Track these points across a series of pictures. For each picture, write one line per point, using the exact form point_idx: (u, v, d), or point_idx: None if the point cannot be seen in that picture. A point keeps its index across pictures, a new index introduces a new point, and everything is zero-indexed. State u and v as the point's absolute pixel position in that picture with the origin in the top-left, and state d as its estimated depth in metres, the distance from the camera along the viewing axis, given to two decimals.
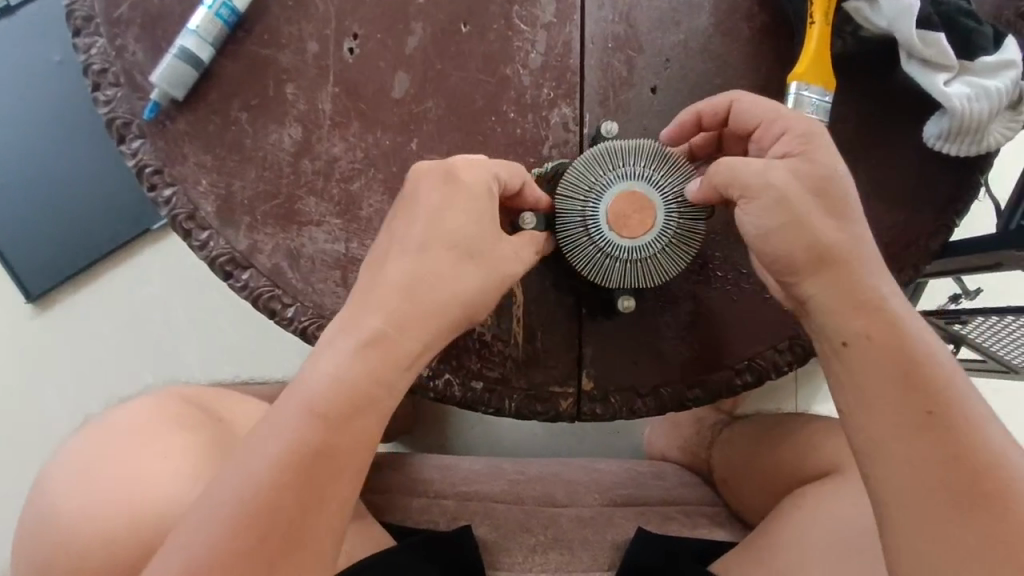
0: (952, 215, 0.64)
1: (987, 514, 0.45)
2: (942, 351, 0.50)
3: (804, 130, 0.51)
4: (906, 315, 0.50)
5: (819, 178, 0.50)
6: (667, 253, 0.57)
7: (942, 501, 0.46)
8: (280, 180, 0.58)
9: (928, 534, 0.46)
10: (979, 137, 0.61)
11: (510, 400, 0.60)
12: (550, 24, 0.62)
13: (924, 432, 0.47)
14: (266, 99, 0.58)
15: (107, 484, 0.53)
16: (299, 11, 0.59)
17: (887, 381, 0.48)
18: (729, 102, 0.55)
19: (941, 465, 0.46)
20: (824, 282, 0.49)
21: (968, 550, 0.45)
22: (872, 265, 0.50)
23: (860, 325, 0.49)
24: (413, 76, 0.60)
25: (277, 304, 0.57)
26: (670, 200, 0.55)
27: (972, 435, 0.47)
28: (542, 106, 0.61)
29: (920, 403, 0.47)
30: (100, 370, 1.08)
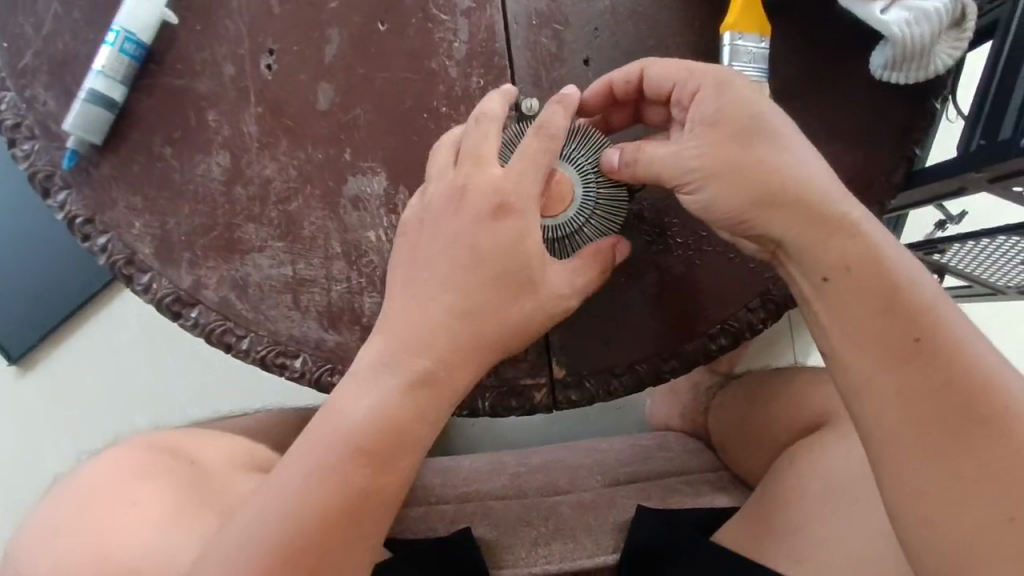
0: (911, 145, 0.62)
1: (982, 441, 0.44)
2: (927, 276, 0.48)
3: (718, 82, 0.49)
4: (884, 240, 0.48)
5: (745, 124, 0.48)
6: (592, 226, 0.54)
7: (936, 431, 0.44)
8: (215, 211, 0.56)
9: (924, 467, 0.44)
10: (924, 61, 0.59)
11: (483, 399, 0.59)
12: (470, 9, 0.60)
13: (913, 362, 0.45)
14: (188, 130, 0.57)
15: (65, 542, 0.49)
16: (209, 34, 0.57)
17: (872, 311, 0.46)
18: (640, 70, 0.53)
19: (933, 395, 0.45)
20: (792, 217, 0.48)
21: (965, 479, 0.44)
22: (838, 194, 0.48)
23: (835, 257, 0.47)
24: (337, 85, 0.58)
25: (231, 337, 0.56)
26: (584, 171, 0.53)
27: (964, 358, 0.45)
28: (474, 95, 0.59)
29: (906, 331, 0.45)
30: (92, 419, 1.07)
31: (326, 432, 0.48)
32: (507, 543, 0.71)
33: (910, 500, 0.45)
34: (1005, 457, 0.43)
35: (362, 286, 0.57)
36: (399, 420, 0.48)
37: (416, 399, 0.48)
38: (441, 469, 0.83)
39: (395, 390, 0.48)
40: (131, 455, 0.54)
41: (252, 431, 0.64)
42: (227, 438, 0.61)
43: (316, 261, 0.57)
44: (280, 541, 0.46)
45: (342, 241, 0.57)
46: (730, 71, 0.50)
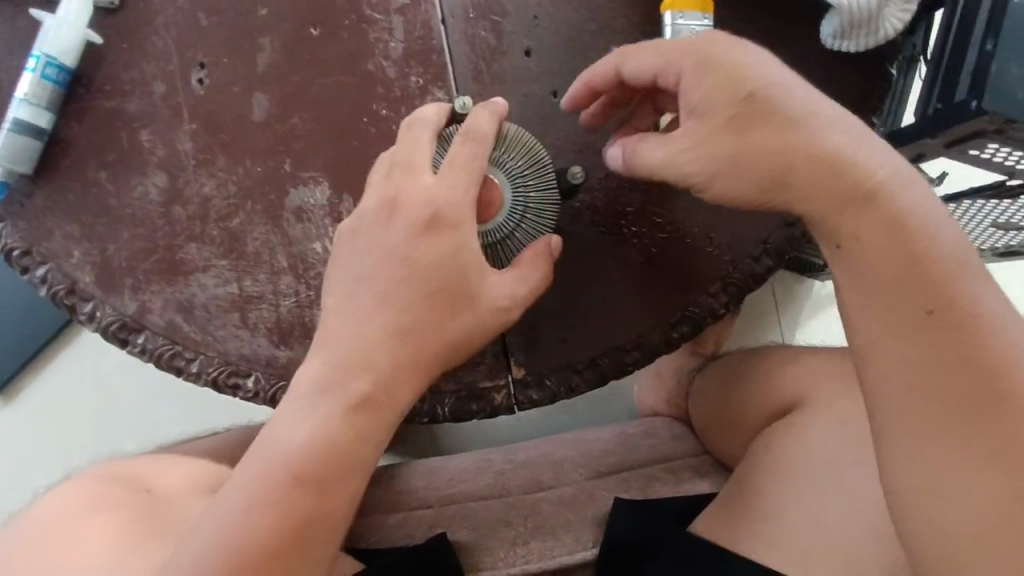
0: (869, 113, 0.60)
1: (995, 419, 0.41)
2: (958, 241, 0.44)
3: (698, 65, 0.46)
4: (911, 204, 0.44)
5: (747, 96, 0.45)
6: (524, 230, 0.52)
7: (947, 406, 0.41)
8: (155, 234, 0.55)
9: (926, 443, 0.42)
10: (874, 27, 0.57)
11: (442, 404, 0.58)
12: (404, 6, 0.58)
13: (925, 334, 0.42)
14: (121, 153, 0.55)
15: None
16: (135, 53, 0.56)
17: (887, 279, 0.43)
18: (616, 66, 0.50)
19: (948, 369, 0.41)
20: (805, 182, 0.45)
21: (972, 457, 0.41)
22: (864, 158, 0.45)
23: (849, 223, 0.45)
24: (272, 95, 0.57)
25: (181, 361, 0.55)
26: (515, 176, 0.52)
27: (989, 337, 0.41)
28: (414, 95, 0.57)
29: (921, 301, 0.42)
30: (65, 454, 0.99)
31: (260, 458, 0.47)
32: (486, 545, 0.71)
33: (910, 477, 0.42)
34: (1016, 437, 0.40)
35: (311, 299, 0.55)
36: (336, 438, 0.47)
37: (352, 412, 0.48)
38: (425, 472, 0.82)
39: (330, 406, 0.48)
40: (95, 491, 0.55)
41: (217, 454, 0.64)
42: (194, 462, 0.61)
43: (262, 277, 0.55)
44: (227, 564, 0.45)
45: (288, 255, 0.56)
46: (725, 44, 0.46)
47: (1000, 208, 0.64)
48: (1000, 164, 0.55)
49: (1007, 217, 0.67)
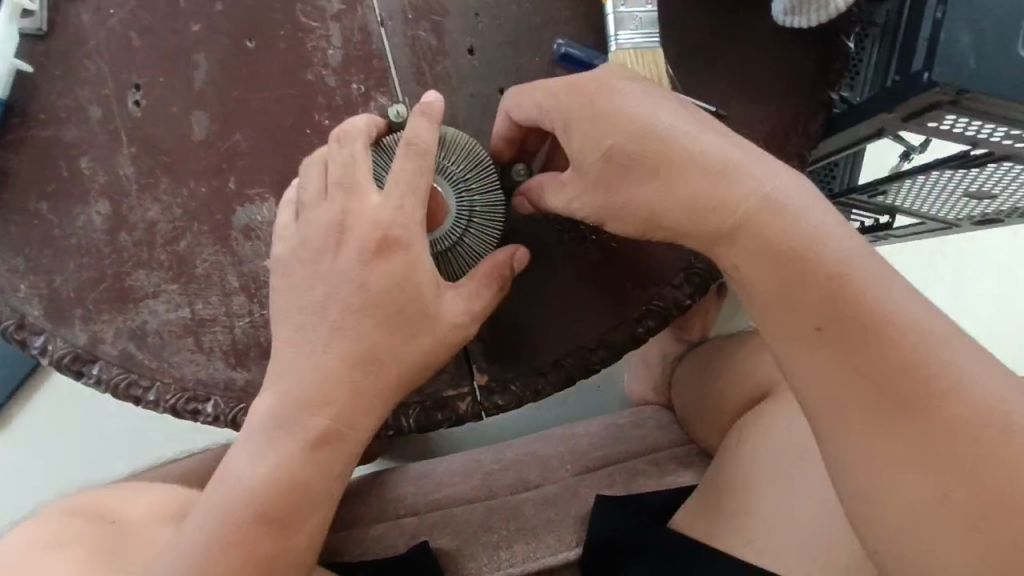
0: (826, 88, 0.58)
1: (908, 421, 0.39)
2: (845, 247, 0.42)
3: (571, 108, 0.46)
4: (790, 219, 0.43)
5: (621, 131, 0.45)
6: (472, 235, 0.51)
7: (858, 416, 0.40)
8: (102, 262, 0.54)
9: (852, 452, 0.40)
10: (823, 2, 0.54)
11: (407, 415, 0.57)
12: (340, 12, 0.56)
13: (821, 350, 0.42)
14: (62, 182, 0.55)
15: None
16: (69, 79, 0.55)
17: (777, 302, 0.43)
18: (508, 119, 0.51)
19: (847, 381, 0.40)
20: (681, 208, 0.45)
21: (895, 462, 0.39)
22: (745, 176, 0.44)
23: (730, 255, 0.45)
24: (211, 112, 0.55)
25: (138, 390, 0.54)
26: (458, 181, 0.50)
27: (894, 340, 0.40)
28: (357, 103, 0.56)
29: (811, 319, 0.42)
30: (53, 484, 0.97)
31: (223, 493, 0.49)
32: (469, 551, 0.71)
33: (848, 486, 0.41)
34: (935, 435, 0.38)
35: (264, 318, 0.54)
36: (296, 472, 0.49)
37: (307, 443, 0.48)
38: (415, 476, 0.82)
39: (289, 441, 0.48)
40: (60, 522, 0.55)
41: (188, 479, 0.64)
42: (166, 487, 0.62)
43: (214, 299, 0.54)
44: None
45: (238, 274, 0.55)
46: (578, 89, 0.46)
47: (970, 176, 0.64)
48: (962, 135, 0.55)
49: (979, 185, 0.67)
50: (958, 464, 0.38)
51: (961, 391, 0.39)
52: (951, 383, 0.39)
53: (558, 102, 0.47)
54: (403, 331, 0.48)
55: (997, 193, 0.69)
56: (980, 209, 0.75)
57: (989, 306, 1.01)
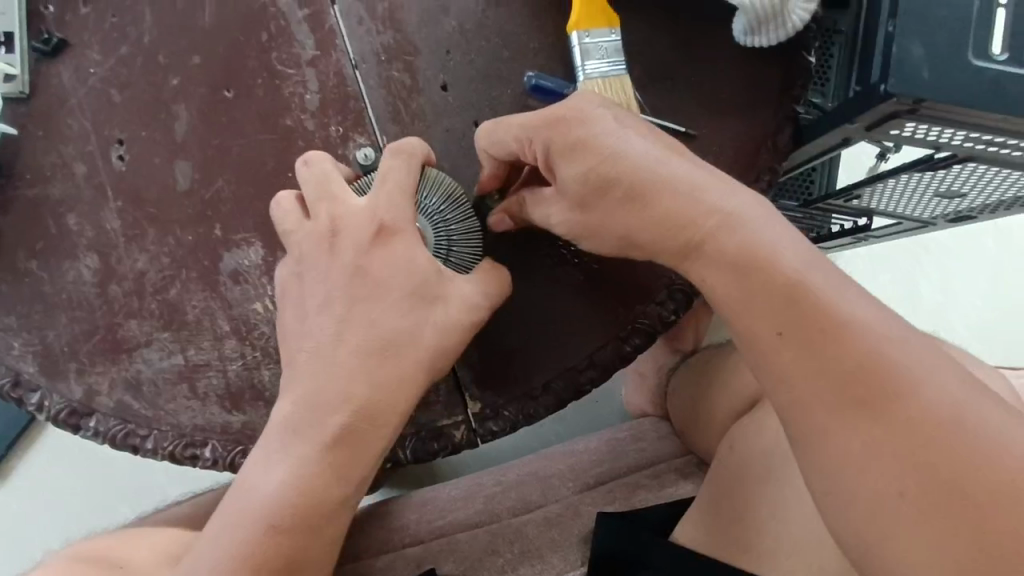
0: (791, 103, 0.59)
1: (864, 418, 0.40)
2: (804, 256, 0.44)
3: (547, 145, 0.47)
4: (747, 232, 0.44)
5: (596, 163, 0.46)
6: (455, 263, 0.52)
7: (819, 415, 0.41)
8: (94, 315, 0.55)
9: (814, 450, 0.41)
10: (781, 20, 0.56)
11: (404, 448, 0.57)
12: (314, 58, 0.58)
13: (782, 353, 0.42)
14: (50, 239, 0.56)
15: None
16: (54, 139, 0.57)
17: (741, 309, 0.44)
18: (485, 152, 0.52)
19: (808, 382, 0.41)
20: (649, 229, 0.46)
21: (854, 458, 0.40)
22: (703, 192, 0.45)
23: (694, 269, 0.47)
24: (193, 162, 0.57)
25: (136, 439, 0.54)
26: (433, 214, 0.52)
27: (854, 343, 0.41)
28: (336, 144, 0.58)
29: (772, 325, 0.43)
30: (55, 534, 0.97)
31: (241, 504, 0.49)
32: None
33: (820, 485, 0.41)
34: (892, 430, 0.39)
35: (257, 360, 0.55)
36: (321, 498, 0.49)
37: (305, 482, 0.49)
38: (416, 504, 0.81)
39: (307, 446, 0.49)
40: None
41: (188, 521, 0.64)
42: (166, 530, 0.62)
43: (206, 344, 0.55)
44: None
45: (229, 318, 0.55)
46: (559, 127, 0.47)
47: (939, 177, 0.66)
48: (925, 140, 0.57)
49: (947, 186, 0.69)
50: (916, 459, 0.38)
51: (915, 387, 0.39)
52: (910, 379, 0.39)
53: (531, 133, 0.48)
54: (396, 348, 0.49)
55: (967, 192, 0.71)
56: (952, 208, 0.77)
57: (977, 300, 1.03)
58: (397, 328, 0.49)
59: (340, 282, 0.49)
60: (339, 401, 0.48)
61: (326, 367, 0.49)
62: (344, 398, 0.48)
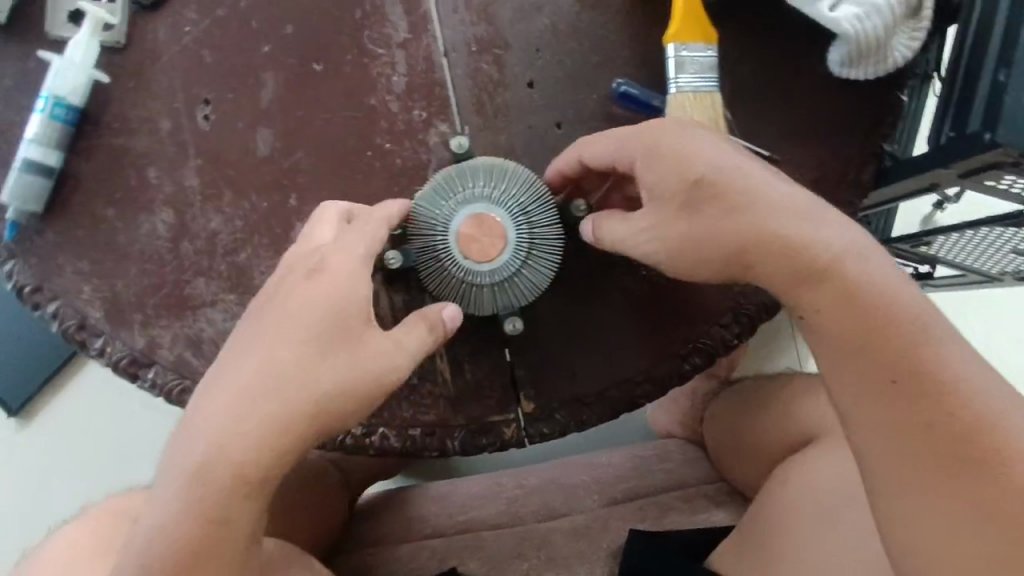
0: (879, 139, 0.59)
1: (972, 480, 0.40)
2: (915, 304, 0.44)
3: (646, 152, 0.48)
4: (862, 273, 0.44)
5: (693, 171, 0.46)
6: (530, 268, 0.52)
7: (924, 469, 0.41)
8: (163, 269, 0.55)
9: (901, 504, 0.42)
10: (881, 56, 0.56)
11: (452, 439, 0.57)
12: (406, 40, 0.58)
13: (897, 399, 0.42)
14: (129, 190, 0.56)
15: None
16: (141, 92, 0.57)
17: (853, 348, 0.44)
18: (576, 159, 0.51)
19: (919, 434, 0.42)
20: (759, 261, 0.46)
21: (957, 517, 0.40)
22: (821, 227, 0.45)
23: (812, 294, 0.45)
24: (275, 131, 0.57)
25: (190, 396, 0.55)
26: (516, 213, 0.51)
27: (957, 400, 0.41)
28: (418, 129, 0.57)
29: (889, 369, 0.43)
30: (80, 480, 0.98)
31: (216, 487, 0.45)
32: None
33: (902, 535, 0.42)
34: (999, 495, 0.40)
35: None
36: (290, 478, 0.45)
37: None
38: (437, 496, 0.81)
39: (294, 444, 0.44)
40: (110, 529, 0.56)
41: None
42: None
43: None
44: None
45: None
46: (658, 145, 0.47)
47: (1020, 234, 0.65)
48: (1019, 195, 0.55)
49: None
50: (1006, 523, 0.40)
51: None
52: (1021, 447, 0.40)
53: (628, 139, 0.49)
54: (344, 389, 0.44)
55: None
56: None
57: None
58: (342, 370, 0.44)
59: (267, 316, 0.45)
60: (241, 447, 0.43)
61: (228, 411, 0.43)
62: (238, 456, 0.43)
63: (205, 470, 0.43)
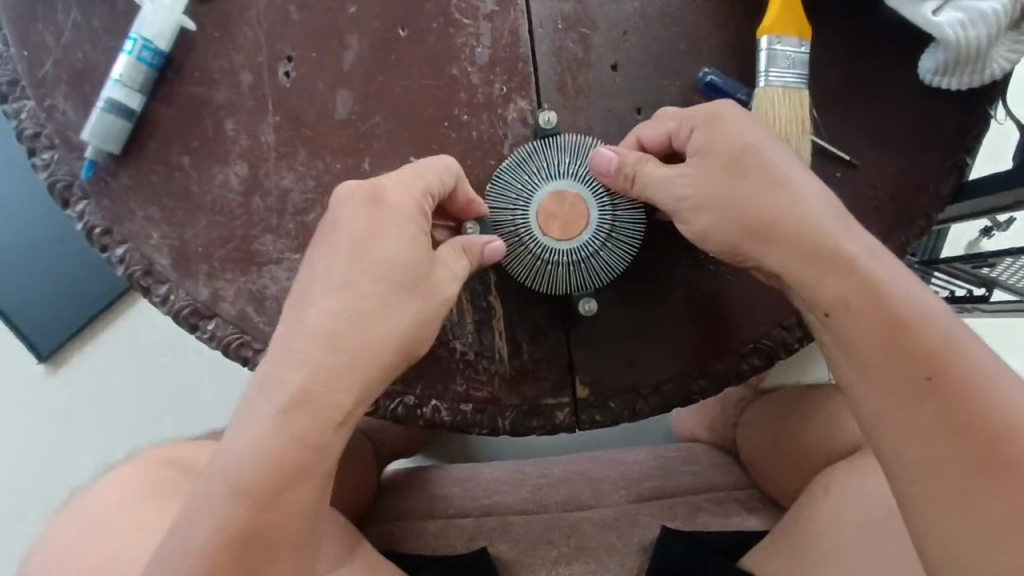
0: (963, 152, 0.57)
1: (1003, 481, 0.41)
2: (932, 306, 0.45)
3: (708, 121, 0.49)
4: (884, 273, 0.45)
5: (733, 150, 0.48)
6: (607, 250, 0.55)
7: (959, 470, 0.42)
8: (233, 222, 0.55)
9: (937, 506, 0.42)
10: (980, 65, 0.55)
11: (503, 418, 0.57)
12: (493, 13, 0.57)
13: (926, 401, 0.43)
14: (206, 139, 0.56)
15: (90, 548, 0.53)
16: (226, 42, 0.56)
17: (881, 350, 0.44)
18: (638, 137, 0.53)
19: (951, 437, 0.42)
20: (788, 257, 0.47)
21: (991, 520, 0.41)
22: (841, 227, 0.47)
23: (840, 294, 0.46)
24: (355, 93, 0.57)
25: (249, 351, 0.55)
26: (599, 193, 0.54)
27: (984, 398, 0.43)
28: (497, 103, 0.57)
29: (918, 370, 0.43)
30: (108, 430, 0.99)
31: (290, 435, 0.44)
32: (526, 562, 0.70)
33: (939, 538, 0.42)
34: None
35: None
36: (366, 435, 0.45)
37: None
38: (466, 476, 0.81)
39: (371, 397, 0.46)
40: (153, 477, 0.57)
41: None
42: None
43: None
44: (208, 545, 0.43)
45: None
46: (726, 128, 0.48)
47: None
48: None
49: None
50: None
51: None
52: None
53: (691, 116, 0.50)
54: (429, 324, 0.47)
55: None
56: None
57: None
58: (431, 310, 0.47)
59: (338, 248, 0.46)
60: (331, 373, 0.44)
61: (312, 343, 0.44)
62: (324, 384, 0.44)
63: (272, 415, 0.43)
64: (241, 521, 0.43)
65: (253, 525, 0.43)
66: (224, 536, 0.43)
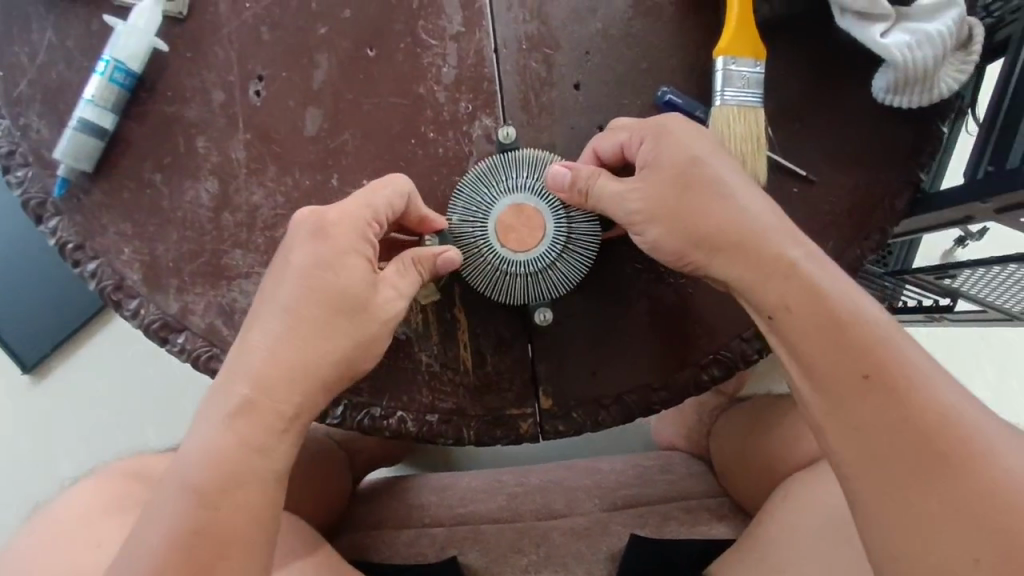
0: (916, 168, 0.59)
1: (944, 476, 0.42)
2: (872, 307, 0.46)
3: (654, 135, 0.51)
4: (822, 276, 0.47)
5: (678, 162, 0.49)
6: (564, 262, 0.56)
7: (899, 466, 0.43)
8: (203, 237, 0.57)
9: (879, 501, 0.43)
10: (929, 85, 0.57)
11: (468, 428, 0.58)
12: (459, 34, 0.59)
13: (865, 398, 0.44)
14: (178, 157, 0.57)
15: (56, 556, 0.54)
16: (198, 62, 0.58)
17: (823, 349, 0.45)
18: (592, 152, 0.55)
19: (890, 434, 0.43)
20: (732, 260, 0.49)
21: (930, 517, 0.42)
22: (781, 231, 0.48)
23: (782, 296, 0.47)
24: (325, 111, 0.58)
25: (218, 363, 0.56)
26: (556, 207, 0.55)
27: (923, 396, 0.43)
28: (462, 121, 0.58)
29: (857, 368, 0.44)
30: (89, 440, 1.00)
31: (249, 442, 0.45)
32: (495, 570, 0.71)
33: (881, 533, 0.43)
34: (968, 493, 0.41)
35: None
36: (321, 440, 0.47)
37: None
38: (441, 485, 0.82)
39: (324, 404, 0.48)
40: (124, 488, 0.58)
41: None
42: None
43: None
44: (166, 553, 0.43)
45: None
46: (671, 141, 0.50)
47: None
48: None
49: None
50: (976, 514, 0.41)
51: (993, 451, 0.42)
52: (987, 447, 0.42)
53: (639, 129, 0.52)
54: (371, 340, 0.48)
55: None
56: None
57: None
58: (379, 323, 0.49)
59: (283, 276, 0.47)
60: (273, 386, 0.46)
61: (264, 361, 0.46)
62: (267, 396, 0.46)
63: (236, 421, 0.45)
64: (200, 525, 0.44)
65: (213, 532, 0.44)
66: (183, 543, 0.43)
